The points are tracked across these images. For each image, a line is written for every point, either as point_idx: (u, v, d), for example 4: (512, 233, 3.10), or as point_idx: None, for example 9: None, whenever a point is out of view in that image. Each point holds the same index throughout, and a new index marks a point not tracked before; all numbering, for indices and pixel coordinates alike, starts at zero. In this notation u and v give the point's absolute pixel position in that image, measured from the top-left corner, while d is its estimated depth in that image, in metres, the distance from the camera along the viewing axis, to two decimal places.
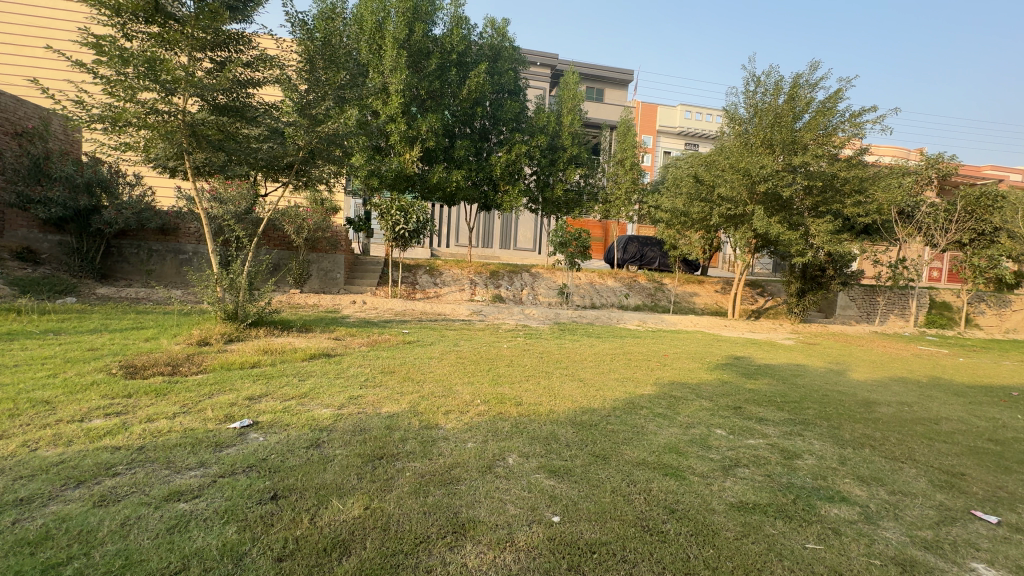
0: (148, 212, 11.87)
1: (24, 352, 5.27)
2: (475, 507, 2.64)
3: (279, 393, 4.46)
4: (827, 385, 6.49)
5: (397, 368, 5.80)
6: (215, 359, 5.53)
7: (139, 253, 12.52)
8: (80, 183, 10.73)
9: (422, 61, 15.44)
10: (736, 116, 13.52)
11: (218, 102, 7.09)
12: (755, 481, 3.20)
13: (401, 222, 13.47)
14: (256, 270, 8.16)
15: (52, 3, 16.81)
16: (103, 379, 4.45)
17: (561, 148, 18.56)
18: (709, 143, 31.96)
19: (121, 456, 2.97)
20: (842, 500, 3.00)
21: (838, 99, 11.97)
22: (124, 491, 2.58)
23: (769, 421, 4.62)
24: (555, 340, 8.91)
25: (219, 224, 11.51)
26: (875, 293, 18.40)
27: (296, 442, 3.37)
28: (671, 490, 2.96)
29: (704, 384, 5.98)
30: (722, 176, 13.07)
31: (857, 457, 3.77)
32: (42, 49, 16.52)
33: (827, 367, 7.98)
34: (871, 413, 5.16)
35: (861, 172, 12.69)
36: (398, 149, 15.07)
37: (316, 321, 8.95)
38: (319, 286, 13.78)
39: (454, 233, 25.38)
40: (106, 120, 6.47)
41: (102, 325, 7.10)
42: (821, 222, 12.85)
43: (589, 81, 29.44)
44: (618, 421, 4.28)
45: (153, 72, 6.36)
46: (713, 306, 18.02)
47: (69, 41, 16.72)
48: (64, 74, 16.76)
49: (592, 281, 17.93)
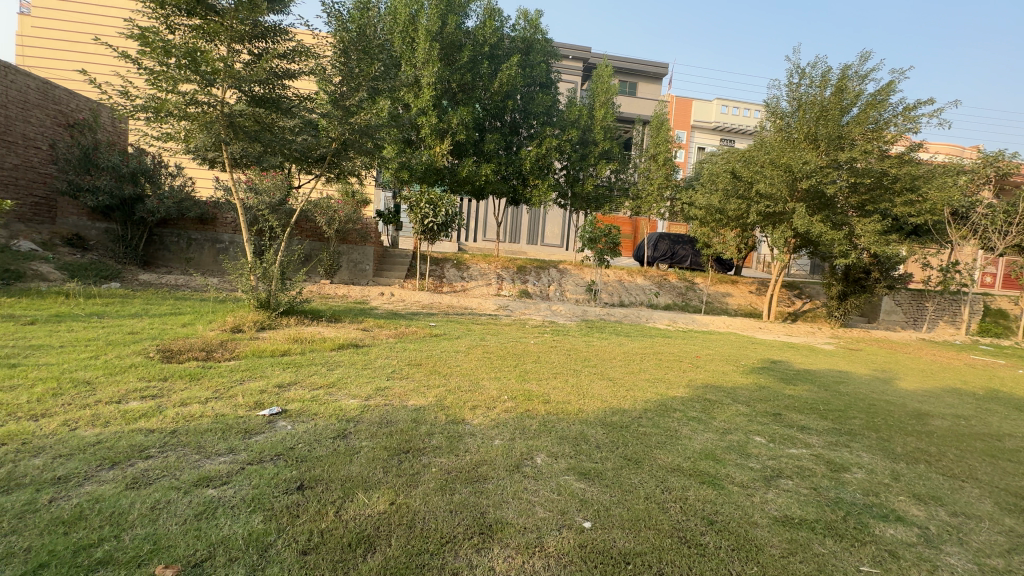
0: (188, 202, 12.24)
1: (70, 334, 5.48)
2: (503, 508, 2.55)
3: (308, 382, 4.48)
4: (873, 394, 6.12)
5: (424, 360, 5.78)
6: (247, 346, 5.62)
7: (179, 242, 12.95)
8: (125, 173, 11.10)
9: (455, 54, 15.41)
10: (777, 110, 13.00)
11: (255, 94, 7.21)
12: (800, 494, 3.00)
13: (430, 215, 13.51)
14: (289, 260, 8.29)
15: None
16: (141, 362, 4.58)
17: (592, 143, 18.30)
18: (746, 139, 30.98)
19: (155, 439, 3.01)
20: (897, 519, 2.78)
21: (890, 92, 11.31)
22: (156, 474, 2.60)
23: (812, 429, 4.37)
24: (582, 337, 8.75)
25: (255, 215, 11.79)
26: (922, 298, 17.47)
27: (323, 431, 3.35)
28: (709, 499, 2.80)
29: (740, 388, 5.72)
30: (761, 172, 12.58)
31: (912, 474, 3.50)
32: (92, 43, 17.29)
33: (872, 374, 7.55)
34: (924, 426, 4.82)
35: (914, 169, 11.97)
36: (429, 142, 15.10)
37: (345, 312, 9.05)
38: (349, 277, 13.96)
39: (482, 226, 25.43)
40: (149, 110, 6.61)
41: (142, 310, 7.36)
42: (867, 222, 12.26)
43: (622, 75, 28.92)
44: (651, 423, 4.11)
45: (194, 64, 6.49)
46: (748, 307, 17.44)
47: (115, 34, 17.43)
48: (112, 66, 17.49)
49: (621, 279, 17.61)
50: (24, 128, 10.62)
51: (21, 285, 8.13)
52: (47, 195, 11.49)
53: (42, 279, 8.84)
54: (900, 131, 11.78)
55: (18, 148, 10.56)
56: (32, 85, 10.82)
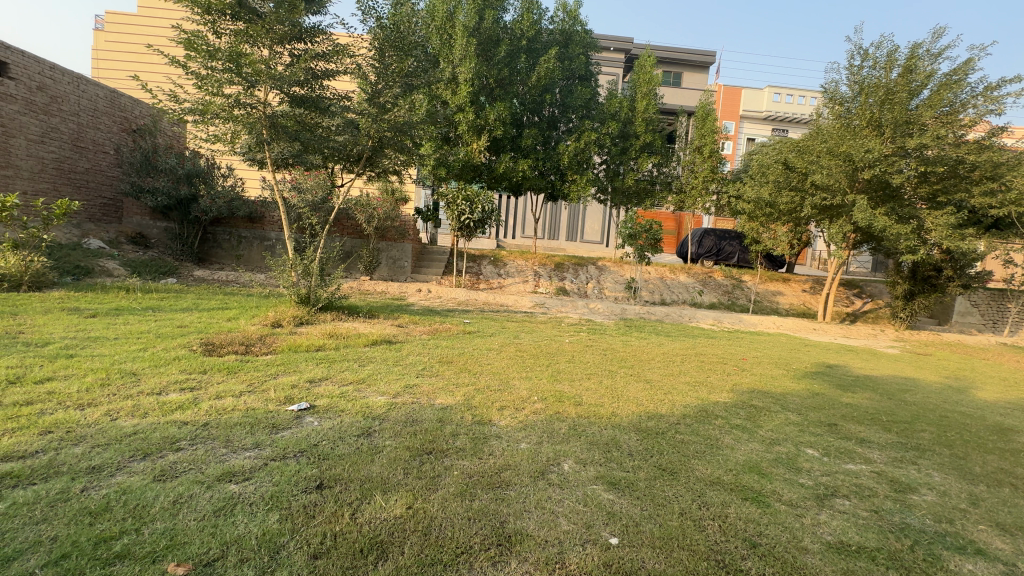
0: (238, 202, 12.79)
1: (125, 327, 5.80)
2: (524, 518, 2.41)
3: (338, 377, 4.51)
4: (946, 404, 5.52)
5: (455, 358, 5.70)
6: (285, 341, 5.74)
7: (230, 239, 13.59)
8: (181, 175, 11.73)
9: (492, 49, 15.33)
10: (836, 95, 12.08)
11: (296, 95, 7.37)
12: (858, 517, 2.69)
13: (467, 212, 13.50)
14: (328, 256, 8.48)
15: (150, 6, 18.57)
16: (185, 355, 4.76)
17: (633, 135, 17.75)
18: (801, 129, 29.24)
19: (187, 431, 3.08)
20: (976, 552, 2.43)
21: (968, 70, 10.23)
22: (183, 467, 2.64)
23: (874, 443, 3.97)
24: (620, 337, 8.46)
25: (298, 213, 12.20)
26: (1003, 298, 15.90)
27: (348, 429, 3.33)
28: (752, 519, 2.55)
29: (791, 395, 5.31)
30: (817, 162, 11.77)
31: (994, 499, 3.09)
32: (144, 47, 18.33)
33: (944, 382, 6.85)
34: (1007, 443, 4.28)
35: (996, 155, 10.80)
36: (466, 138, 15.10)
37: (382, 308, 9.17)
38: (388, 274, 14.22)
39: (520, 223, 25.36)
40: (195, 113, 6.88)
41: (193, 305, 7.72)
42: (939, 214, 11.19)
43: (666, 65, 27.96)
44: (689, 430, 3.85)
45: (237, 67, 6.71)
46: (800, 306, 16.45)
47: (164, 37, 18.39)
48: (163, 67, 18.43)
49: (662, 276, 17.05)
50: (93, 134, 11.47)
51: (88, 281, 8.72)
52: (115, 197, 12.36)
53: (108, 275, 9.49)
54: (979, 114, 10.66)
55: (89, 153, 11.41)
56: (101, 94, 11.65)
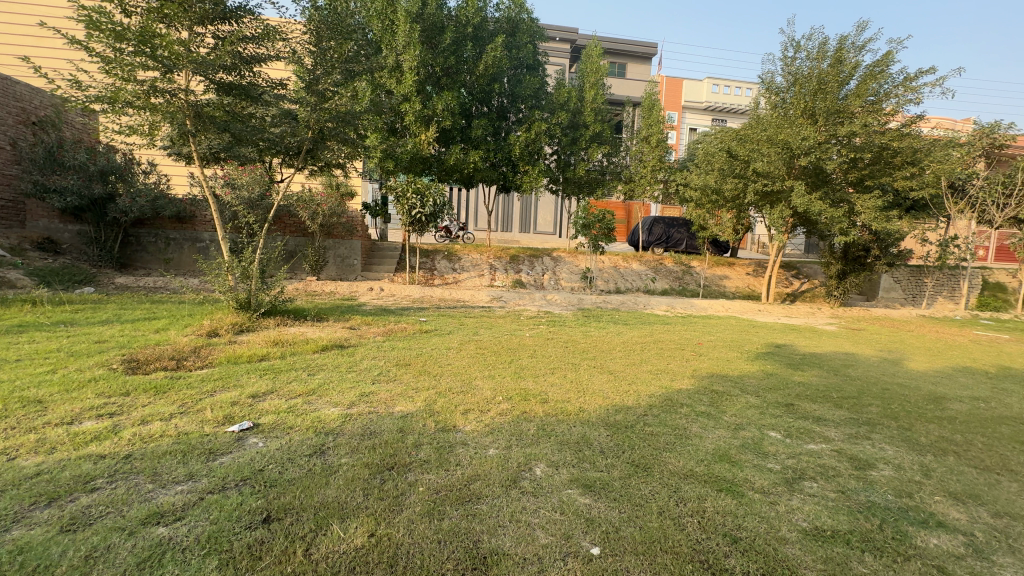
0: (163, 200, 11.72)
1: (29, 346, 5.09)
2: (499, 534, 2.23)
3: (285, 390, 4.13)
4: (884, 377, 5.87)
5: (413, 360, 5.43)
6: (223, 352, 5.25)
7: (157, 242, 12.49)
8: (93, 172, 10.61)
9: (437, 36, 14.86)
10: (772, 86, 12.62)
11: (222, 81, 6.82)
12: (827, 499, 2.72)
13: (418, 205, 13.06)
14: (269, 257, 7.91)
15: None
16: (102, 375, 4.20)
17: (582, 126, 17.85)
18: (739, 119, 30.60)
19: (104, 466, 2.67)
20: (938, 525, 2.51)
21: (889, 62, 10.93)
22: (98, 512, 2.26)
23: (829, 421, 4.09)
24: (580, 328, 8.45)
25: (233, 212, 11.36)
26: (920, 274, 17.40)
27: (297, 448, 3.02)
28: (729, 512, 2.51)
29: (747, 377, 5.44)
30: (757, 150, 12.27)
31: (943, 468, 3.23)
32: (38, 27, 16.39)
33: (880, 355, 7.31)
34: (943, 411, 4.58)
35: (914, 142, 11.62)
36: (414, 130, 14.57)
37: (332, 310, 8.67)
38: (337, 273, 13.59)
39: (472, 216, 25.13)
40: (103, 101, 6.14)
41: (114, 316, 6.96)
42: (867, 197, 11.98)
43: (611, 55, 28.36)
44: (657, 421, 3.81)
45: (150, 49, 6.04)
46: (745, 289, 17.22)
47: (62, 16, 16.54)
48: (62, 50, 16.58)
49: (616, 265, 17.34)
50: None
51: None
52: (14, 198, 10.93)
53: (10, 286, 8.38)
54: (900, 103, 11.43)
55: None
56: None
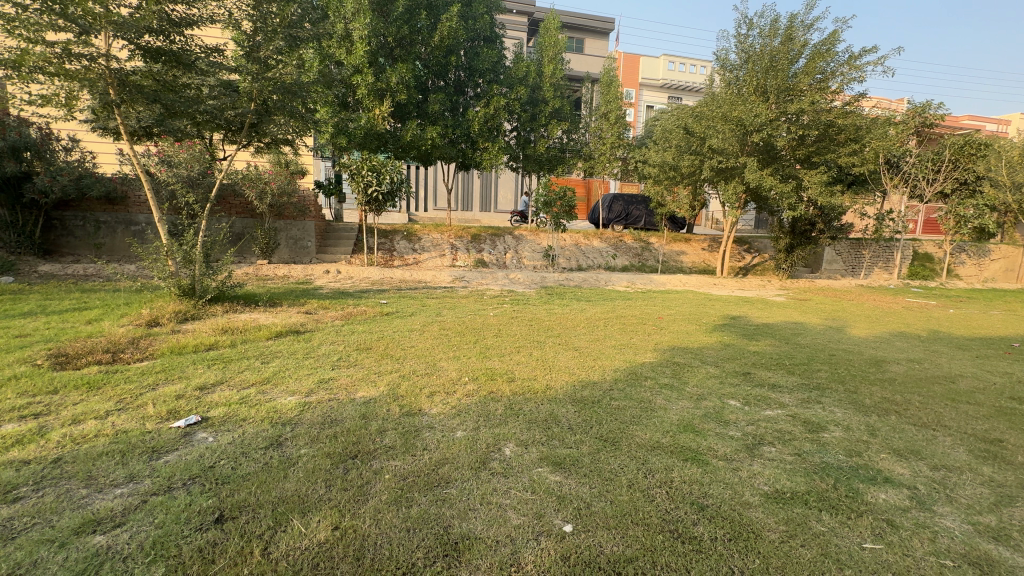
0: (88, 179, 10.81)
1: None
2: (470, 518, 2.18)
3: (237, 380, 3.89)
4: (830, 343, 6.20)
5: (375, 343, 5.25)
6: (165, 342, 4.89)
7: (85, 226, 11.47)
8: (4, 148, 9.48)
9: (389, 5, 14.12)
10: (726, 63, 12.84)
11: (150, 46, 6.25)
12: (785, 462, 2.83)
13: (374, 183, 12.54)
14: (213, 240, 7.40)
15: None
16: (25, 372, 3.80)
17: (542, 102, 17.66)
18: (695, 97, 31.15)
19: (28, 473, 2.41)
20: (886, 481, 2.66)
21: (835, 41, 11.29)
22: (22, 524, 2.03)
23: (783, 387, 4.28)
24: (544, 305, 8.46)
25: (170, 191, 10.54)
26: (859, 247, 18.48)
27: (251, 442, 2.83)
28: (695, 480, 2.56)
29: (707, 348, 5.61)
30: (713, 127, 12.51)
31: (887, 427, 3.44)
32: None
33: (826, 324, 7.73)
34: (883, 373, 4.90)
35: (857, 119, 12.14)
36: (367, 104, 13.91)
37: (285, 294, 8.26)
38: (289, 256, 12.97)
39: (432, 195, 24.65)
40: (6, 65, 5.43)
41: (39, 307, 6.34)
42: (814, 173, 12.51)
43: (569, 30, 27.99)
44: (622, 395, 3.85)
45: (59, 6, 5.38)
46: (702, 264, 17.78)
47: None
48: None
49: (577, 242, 17.47)
50: None
51: None
52: None
53: None
54: (845, 81, 11.85)
55: None
56: None
